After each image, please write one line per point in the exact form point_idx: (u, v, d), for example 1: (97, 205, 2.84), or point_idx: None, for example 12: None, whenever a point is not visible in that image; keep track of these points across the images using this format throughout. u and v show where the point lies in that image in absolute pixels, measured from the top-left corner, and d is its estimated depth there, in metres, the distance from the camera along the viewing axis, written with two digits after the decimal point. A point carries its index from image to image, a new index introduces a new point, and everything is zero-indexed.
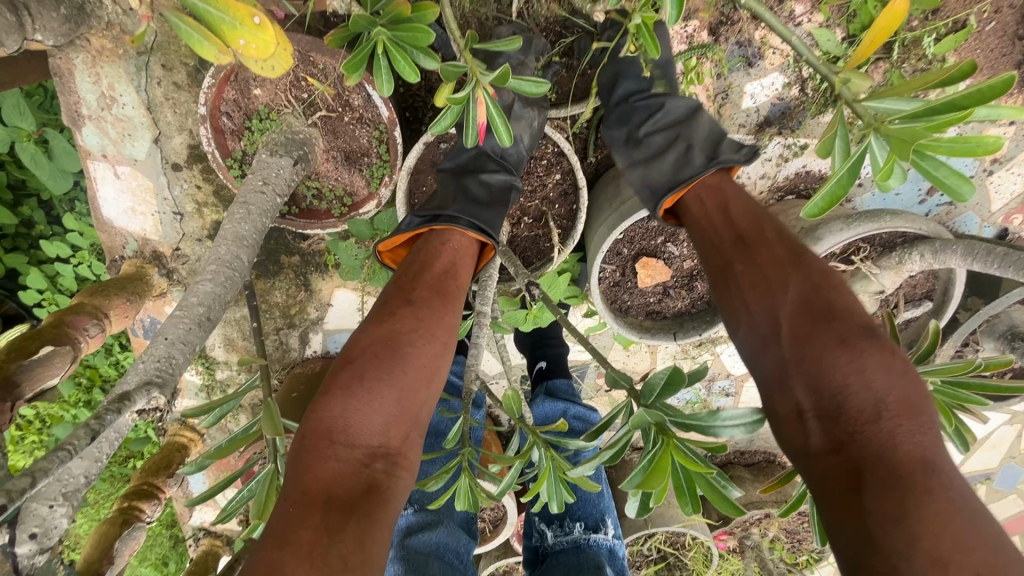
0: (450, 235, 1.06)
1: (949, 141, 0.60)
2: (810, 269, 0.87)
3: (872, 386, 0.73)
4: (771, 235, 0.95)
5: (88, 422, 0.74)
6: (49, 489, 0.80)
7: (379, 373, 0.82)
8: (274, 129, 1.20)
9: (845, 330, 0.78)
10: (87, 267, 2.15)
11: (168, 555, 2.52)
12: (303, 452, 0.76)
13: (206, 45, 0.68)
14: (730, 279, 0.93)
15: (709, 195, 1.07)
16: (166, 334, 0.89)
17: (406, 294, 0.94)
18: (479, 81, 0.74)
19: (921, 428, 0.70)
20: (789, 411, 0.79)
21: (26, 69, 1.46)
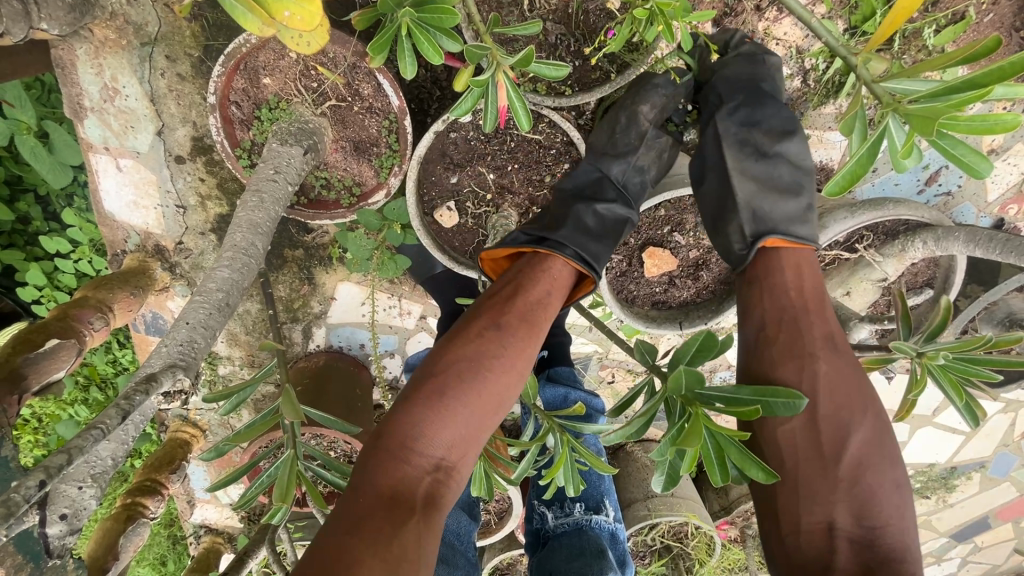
0: (552, 261, 1.04)
1: (967, 119, 0.62)
2: (872, 394, 0.90)
3: (903, 530, 0.82)
4: (848, 350, 0.93)
5: (118, 403, 0.75)
6: (77, 471, 0.83)
7: (464, 393, 0.83)
8: (284, 119, 1.19)
9: (902, 476, 0.85)
10: (87, 262, 2.14)
11: (167, 554, 2.50)
12: (379, 449, 0.79)
13: (250, 16, 0.66)
14: (812, 373, 0.89)
15: (806, 271, 1.02)
16: (187, 319, 0.89)
17: (495, 314, 0.92)
18: (500, 64, 0.75)
19: (919, 570, 0.81)
20: (818, 523, 0.83)
21: (28, 61, 1.45)
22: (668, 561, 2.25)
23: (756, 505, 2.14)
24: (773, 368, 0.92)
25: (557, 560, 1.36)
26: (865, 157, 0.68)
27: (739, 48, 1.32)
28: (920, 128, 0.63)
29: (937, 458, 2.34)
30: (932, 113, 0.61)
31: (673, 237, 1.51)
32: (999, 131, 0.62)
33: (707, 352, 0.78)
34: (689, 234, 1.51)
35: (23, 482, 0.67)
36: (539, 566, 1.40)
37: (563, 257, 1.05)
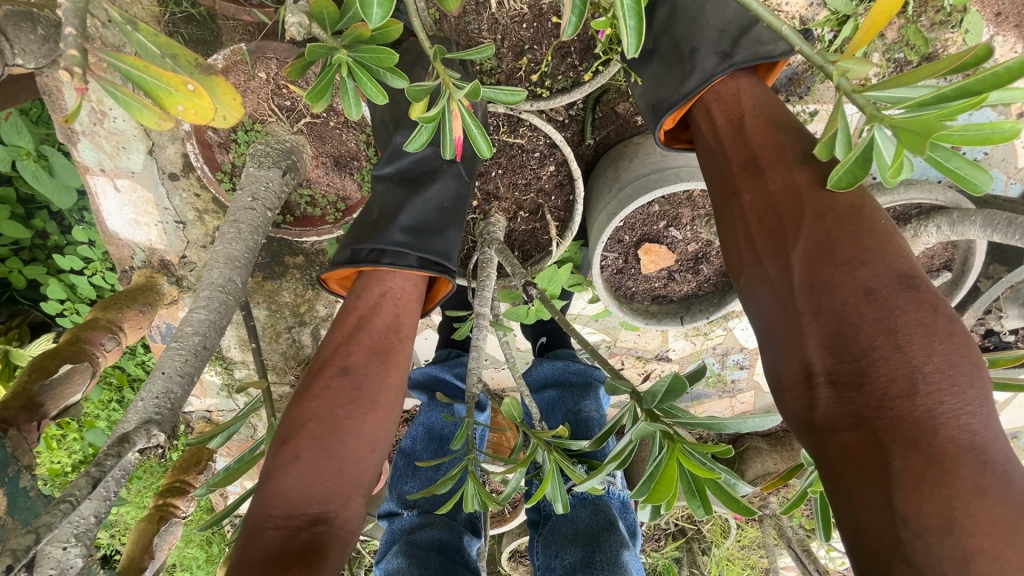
0: (394, 275, 1.01)
1: (961, 129, 0.56)
2: (838, 197, 0.76)
3: (906, 352, 0.63)
4: (787, 155, 0.83)
5: (88, 470, 0.67)
6: (61, 531, 0.73)
7: (310, 445, 0.85)
8: (260, 140, 1.18)
9: (872, 277, 0.68)
10: (101, 276, 2.20)
11: (211, 538, 2.60)
12: (246, 532, 0.80)
13: (146, 114, 0.65)
14: (736, 209, 0.85)
15: (720, 110, 0.96)
16: (161, 367, 0.86)
17: (337, 362, 0.94)
18: (452, 94, 0.71)
19: (968, 406, 0.60)
20: (796, 374, 0.72)
21: (16, 91, 1.46)
22: (686, 544, 2.28)
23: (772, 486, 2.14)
24: (717, 218, 0.90)
25: (564, 541, 1.31)
26: (862, 159, 0.64)
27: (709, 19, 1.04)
28: (912, 144, 0.56)
29: None
30: (926, 132, 0.55)
31: (670, 232, 1.45)
32: (995, 141, 0.57)
33: (677, 393, 0.72)
34: (687, 228, 1.45)
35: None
36: (547, 547, 1.35)
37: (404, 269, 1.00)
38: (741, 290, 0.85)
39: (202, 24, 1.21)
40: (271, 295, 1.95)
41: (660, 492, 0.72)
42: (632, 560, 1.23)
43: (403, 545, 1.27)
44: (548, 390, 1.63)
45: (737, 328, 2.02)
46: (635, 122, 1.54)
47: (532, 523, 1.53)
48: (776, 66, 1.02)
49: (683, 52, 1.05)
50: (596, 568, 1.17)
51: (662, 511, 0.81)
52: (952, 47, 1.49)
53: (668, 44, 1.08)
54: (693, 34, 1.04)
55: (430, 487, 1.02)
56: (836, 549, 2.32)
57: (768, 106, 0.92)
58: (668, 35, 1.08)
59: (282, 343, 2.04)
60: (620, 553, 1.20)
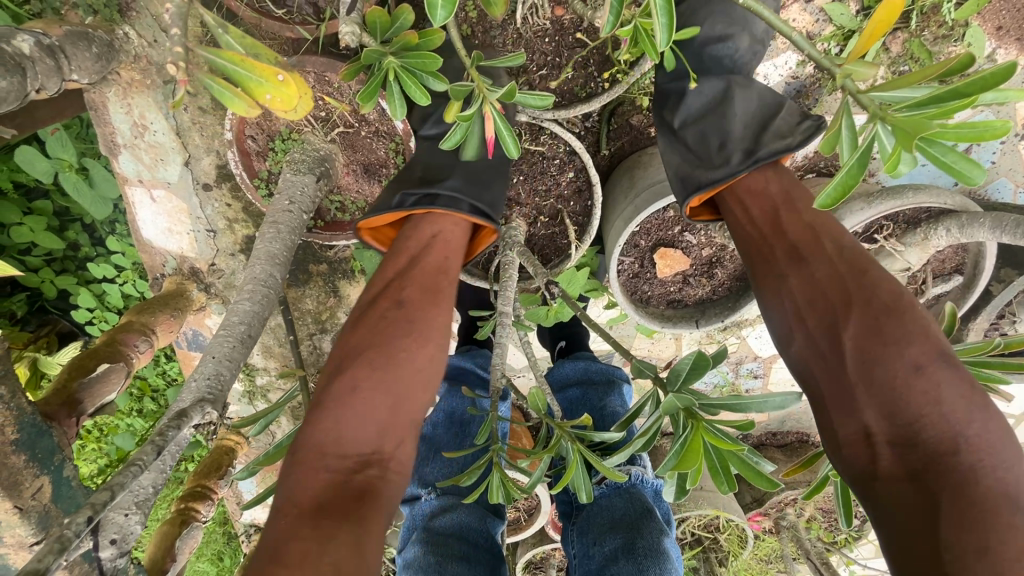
0: (446, 216, 1.07)
1: (954, 127, 0.60)
2: (876, 278, 0.81)
3: (952, 419, 0.70)
4: (826, 236, 0.89)
5: (151, 439, 0.72)
6: (123, 499, 0.77)
7: (369, 378, 0.85)
8: (296, 149, 1.25)
9: (919, 353, 0.73)
10: (131, 285, 2.27)
11: (223, 550, 2.60)
12: (293, 467, 0.80)
13: (236, 100, 0.70)
14: (781, 286, 0.88)
15: (757, 191, 1.01)
16: (212, 353, 0.91)
17: (393, 296, 0.95)
18: (486, 98, 0.78)
19: (1000, 461, 0.69)
20: (852, 434, 0.76)
21: (65, 106, 1.55)
22: (702, 555, 2.26)
23: (788, 497, 2.13)
24: (758, 289, 0.93)
25: (601, 529, 1.33)
26: (856, 166, 0.65)
27: (730, 113, 1.11)
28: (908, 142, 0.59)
29: None
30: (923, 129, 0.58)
31: (685, 237, 1.50)
32: (988, 138, 0.60)
33: (703, 370, 0.76)
34: (701, 233, 1.50)
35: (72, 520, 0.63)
36: (582, 535, 1.38)
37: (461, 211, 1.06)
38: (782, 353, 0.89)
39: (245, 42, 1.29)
40: (294, 302, 2.01)
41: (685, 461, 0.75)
42: (670, 546, 1.25)
43: (423, 533, 1.31)
44: (570, 389, 1.64)
45: (751, 336, 2.04)
46: (650, 133, 1.59)
47: (564, 513, 1.55)
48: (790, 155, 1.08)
49: (711, 142, 1.09)
50: (638, 556, 1.19)
51: (688, 486, 0.85)
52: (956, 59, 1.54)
53: (693, 134, 1.14)
54: (721, 125, 1.10)
55: (457, 477, 1.06)
56: (856, 563, 2.28)
57: (796, 190, 0.99)
58: (690, 129, 1.15)
59: (303, 349, 2.09)
60: (660, 540, 1.22)
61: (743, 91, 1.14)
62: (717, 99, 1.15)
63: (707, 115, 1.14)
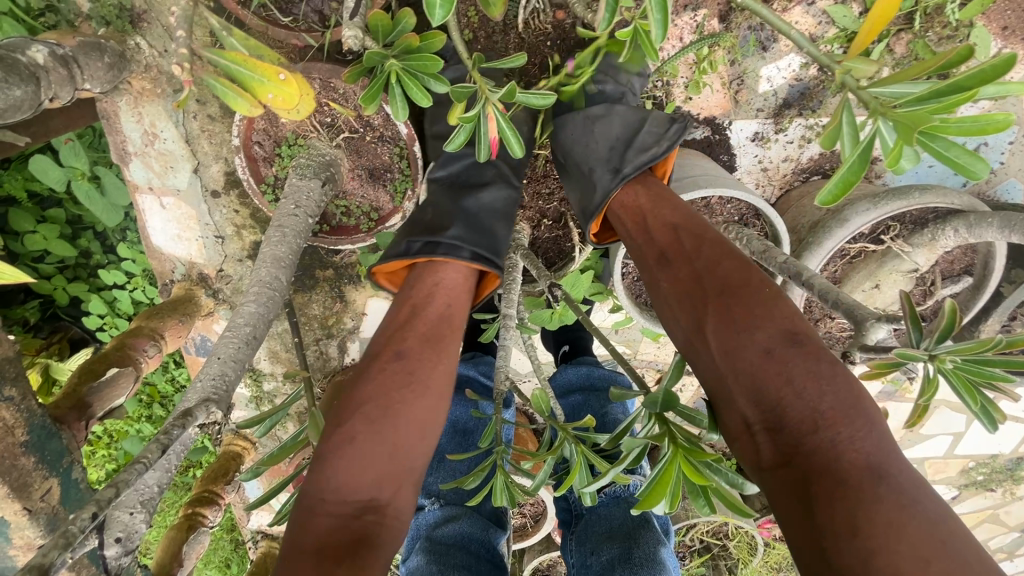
0: (447, 265, 1.05)
1: (957, 121, 0.59)
2: (730, 273, 0.86)
3: (804, 396, 0.73)
4: (689, 239, 0.94)
5: (157, 437, 0.73)
6: (128, 497, 0.78)
7: (367, 430, 0.85)
8: (302, 154, 1.27)
9: (768, 338, 0.77)
10: (141, 291, 2.30)
11: (230, 558, 2.59)
12: (301, 510, 0.82)
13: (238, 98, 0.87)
14: (659, 293, 0.93)
15: (632, 201, 1.08)
16: (219, 353, 0.92)
17: (394, 345, 0.95)
18: (489, 99, 0.79)
19: (861, 428, 0.70)
20: (737, 427, 0.78)
21: (78, 115, 1.58)
22: (710, 562, 2.23)
23: None
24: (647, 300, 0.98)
25: (599, 538, 1.32)
26: (859, 161, 0.65)
27: (598, 137, 1.20)
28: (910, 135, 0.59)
29: (1002, 448, 2.39)
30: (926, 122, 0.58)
31: None
32: (991, 131, 0.60)
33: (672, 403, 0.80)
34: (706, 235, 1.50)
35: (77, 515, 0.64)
36: (581, 545, 1.36)
37: (460, 259, 1.04)
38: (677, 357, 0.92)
39: None
40: (301, 307, 2.02)
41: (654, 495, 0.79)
42: (668, 556, 1.25)
43: (425, 542, 1.30)
44: (572, 396, 1.64)
45: None
46: None
47: (564, 522, 1.55)
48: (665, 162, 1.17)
49: (586, 170, 1.19)
50: (635, 566, 1.18)
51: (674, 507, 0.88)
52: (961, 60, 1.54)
53: (573, 164, 1.23)
54: (588, 151, 1.20)
55: (460, 479, 1.05)
56: None
57: (662, 199, 1.04)
58: (573, 161, 1.23)
59: (310, 354, 2.10)
60: (657, 550, 1.22)
61: (608, 114, 1.22)
62: (586, 126, 1.23)
63: (580, 141, 1.22)
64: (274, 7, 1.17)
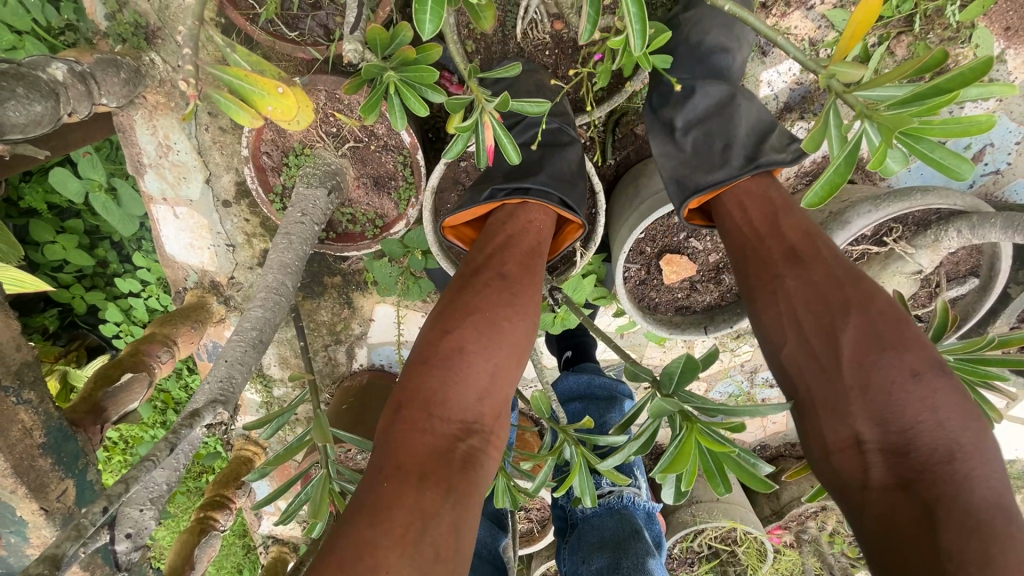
0: (538, 209, 1.13)
1: (942, 123, 0.60)
2: (871, 289, 0.83)
3: (944, 426, 0.72)
4: (823, 247, 0.90)
5: (166, 436, 0.75)
6: (138, 494, 0.80)
7: (474, 343, 0.87)
8: (309, 163, 1.30)
9: (916, 360, 0.75)
10: (156, 299, 2.36)
11: (242, 563, 2.62)
12: (400, 422, 0.80)
13: (240, 114, 0.87)
14: (779, 291, 0.89)
15: (751, 205, 1.04)
16: (225, 357, 0.95)
17: (495, 268, 0.99)
18: (484, 108, 0.81)
19: (992, 471, 0.70)
20: (842, 440, 0.78)
21: (95, 129, 1.64)
22: (719, 568, 2.22)
23: (808, 509, 2.08)
24: (751, 298, 0.94)
25: (591, 548, 1.34)
26: (843, 165, 0.66)
27: (728, 121, 1.21)
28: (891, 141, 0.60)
29: (1018, 453, 2.34)
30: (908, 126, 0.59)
31: (690, 244, 1.51)
32: (976, 132, 0.60)
33: (693, 372, 0.76)
34: (707, 239, 1.50)
35: (87, 510, 0.66)
36: (573, 553, 1.39)
37: (550, 204, 1.13)
38: (770, 358, 0.91)
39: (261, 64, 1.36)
40: (310, 314, 2.06)
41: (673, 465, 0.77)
42: (657, 567, 1.27)
43: None
44: (573, 402, 1.67)
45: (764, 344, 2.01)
46: None
47: (559, 530, 1.57)
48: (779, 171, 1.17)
49: (716, 144, 1.18)
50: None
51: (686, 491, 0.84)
52: (964, 61, 1.54)
53: (700, 133, 1.21)
54: (718, 132, 1.20)
55: None
56: None
57: (793, 206, 1.01)
58: (692, 136, 1.22)
59: (319, 360, 2.13)
60: (644, 561, 1.24)
61: (741, 104, 1.23)
62: (721, 107, 1.24)
63: (707, 119, 1.23)
64: (281, 22, 1.20)
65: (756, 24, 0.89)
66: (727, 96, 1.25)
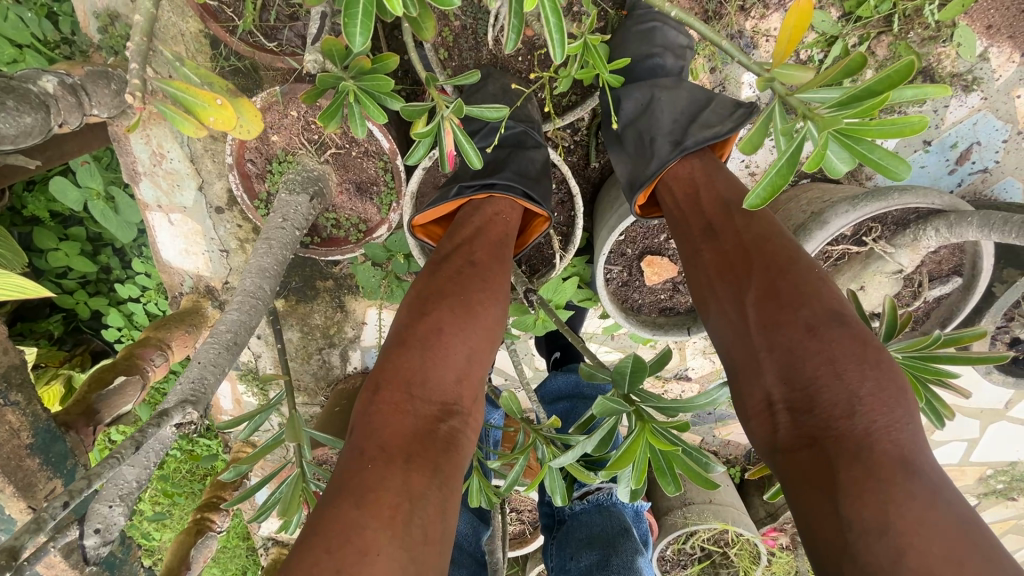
0: (504, 201, 1.16)
1: (878, 123, 0.62)
2: (780, 254, 0.87)
3: (844, 379, 0.72)
4: (741, 218, 0.95)
5: (132, 435, 0.78)
6: (108, 491, 0.84)
7: (454, 326, 0.89)
8: (291, 170, 1.33)
9: (812, 317, 0.78)
10: (156, 304, 2.41)
11: (244, 565, 2.65)
12: (379, 401, 0.82)
13: (186, 122, 0.90)
14: (698, 264, 0.96)
15: (679, 187, 1.10)
16: (198, 358, 0.98)
17: (464, 253, 1.02)
18: (444, 114, 0.85)
19: (899, 422, 0.70)
20: (757, 404, 0.80)
21: (91, 139, 1.68)
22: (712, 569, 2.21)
23: None
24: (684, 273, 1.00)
25: (580, 544, 1.35)
26: (785, 167, 0.67)
27: (654, 112, 1.26)
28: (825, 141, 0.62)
29: (1021, 455, 2.29)
30: None
31: (672, 245, 1.52)
32: (910, 132, 0.62)
33: (642, 373, 0.81)
34: None
35: (50, 504, 0.68)
36: (562, 549, 1.39)
37: (513, 196, 1.15)
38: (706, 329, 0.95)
39: (247, 73, 1.40)
40: (303, 317, 2.09)
41: (621, 462, 0.81)
42: (644, 564, 1.29)
43: None
44: (560, 402, 1.67)
45: None
46: None
47: (547, 528, 1.57)
48: (726, 142, 1.19)
49: (646, 139, 1.23)
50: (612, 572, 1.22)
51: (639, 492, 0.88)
52: (946, 60, 1.54)
53: (633, 133, 1.28)
54: (649, 124, 1.25)
55: None
56: None
57: (722, 182, 1.05)
58: (629, 136, 1.28)
59: (313, 363, 2.17)
60: (635, 559, 1.26)
61: (667, 94, 1.28)
62: (646, 102, 1.29)
63: (637, 116, 1.29)
64: (260, 34, 1.24)
65: (701, 28, 0.95)
66: (651, 90, 1.30)
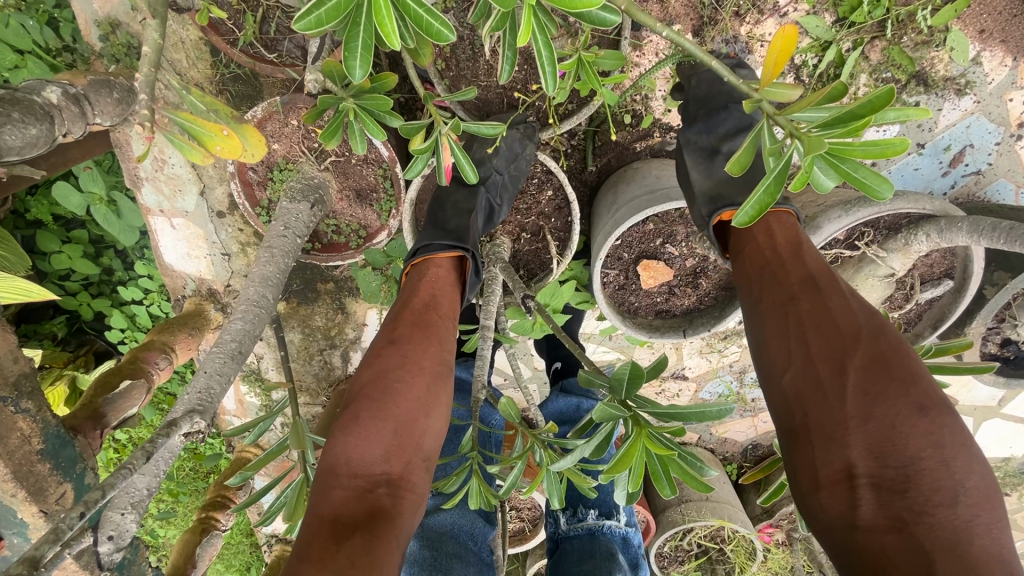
0: (429, 264, 1.16)
1: (860, 145, 0.64)
2: (883, 327, 0.83)
3: (952, 469, 0.71)
4: (841, 283, 0.92)
5: (143, 445, 0.80)
6: (120, 499, 0.87)
7: (371, 410, 0.89)
8: (292, 178, 1.35)
9: (923, 397, 0.75)
10: (158, 306, 2.43)
11: (247, 562, 2.68)
12: (316, 485, 0.85)
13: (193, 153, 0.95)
14: (791, 314, 0.90)
15: (780, 231, 1.04)
16: (204, 368, 1.00)
17: (388, 333, 1.03)
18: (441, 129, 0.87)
19: (995, 523, 0.69)
20: (833, 473, 0.76)
21: (93, 145, 1.70)
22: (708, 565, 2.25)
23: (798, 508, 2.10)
24: (766, 319, 0.93)
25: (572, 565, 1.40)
26: (773, 185, 0.69)
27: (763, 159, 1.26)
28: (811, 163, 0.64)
29: (1014, 452, 2.33)
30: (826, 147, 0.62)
31: (666, 249, 1.54)
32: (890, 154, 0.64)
33: (638, 381, 0.82)
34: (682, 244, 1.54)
35: (66, 514, 0.71)
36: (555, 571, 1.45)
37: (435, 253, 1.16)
38: (771, 383, 0.89)
39: (247, 82, 1.42)
40: (305, 319, 2.11)
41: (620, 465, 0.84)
42: None
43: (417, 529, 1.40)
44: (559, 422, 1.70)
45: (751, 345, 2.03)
46: (634, 148, 1.64)
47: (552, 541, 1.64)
48: None
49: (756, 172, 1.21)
50: None
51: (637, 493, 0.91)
52: (939, 64, 1.55)
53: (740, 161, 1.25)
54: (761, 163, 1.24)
55: (439, 482, 1.12)
56: None
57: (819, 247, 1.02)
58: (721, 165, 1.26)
59: (315, 364, 2.20)
60: None
61: None
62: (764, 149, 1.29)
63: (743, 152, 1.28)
64: (260, 45, 1.26)
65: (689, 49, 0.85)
66: None
